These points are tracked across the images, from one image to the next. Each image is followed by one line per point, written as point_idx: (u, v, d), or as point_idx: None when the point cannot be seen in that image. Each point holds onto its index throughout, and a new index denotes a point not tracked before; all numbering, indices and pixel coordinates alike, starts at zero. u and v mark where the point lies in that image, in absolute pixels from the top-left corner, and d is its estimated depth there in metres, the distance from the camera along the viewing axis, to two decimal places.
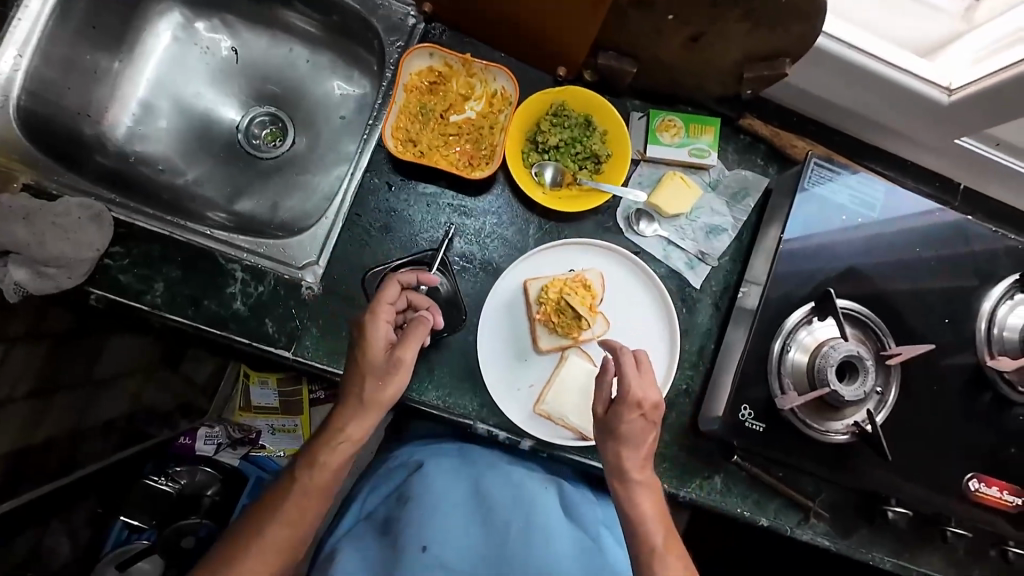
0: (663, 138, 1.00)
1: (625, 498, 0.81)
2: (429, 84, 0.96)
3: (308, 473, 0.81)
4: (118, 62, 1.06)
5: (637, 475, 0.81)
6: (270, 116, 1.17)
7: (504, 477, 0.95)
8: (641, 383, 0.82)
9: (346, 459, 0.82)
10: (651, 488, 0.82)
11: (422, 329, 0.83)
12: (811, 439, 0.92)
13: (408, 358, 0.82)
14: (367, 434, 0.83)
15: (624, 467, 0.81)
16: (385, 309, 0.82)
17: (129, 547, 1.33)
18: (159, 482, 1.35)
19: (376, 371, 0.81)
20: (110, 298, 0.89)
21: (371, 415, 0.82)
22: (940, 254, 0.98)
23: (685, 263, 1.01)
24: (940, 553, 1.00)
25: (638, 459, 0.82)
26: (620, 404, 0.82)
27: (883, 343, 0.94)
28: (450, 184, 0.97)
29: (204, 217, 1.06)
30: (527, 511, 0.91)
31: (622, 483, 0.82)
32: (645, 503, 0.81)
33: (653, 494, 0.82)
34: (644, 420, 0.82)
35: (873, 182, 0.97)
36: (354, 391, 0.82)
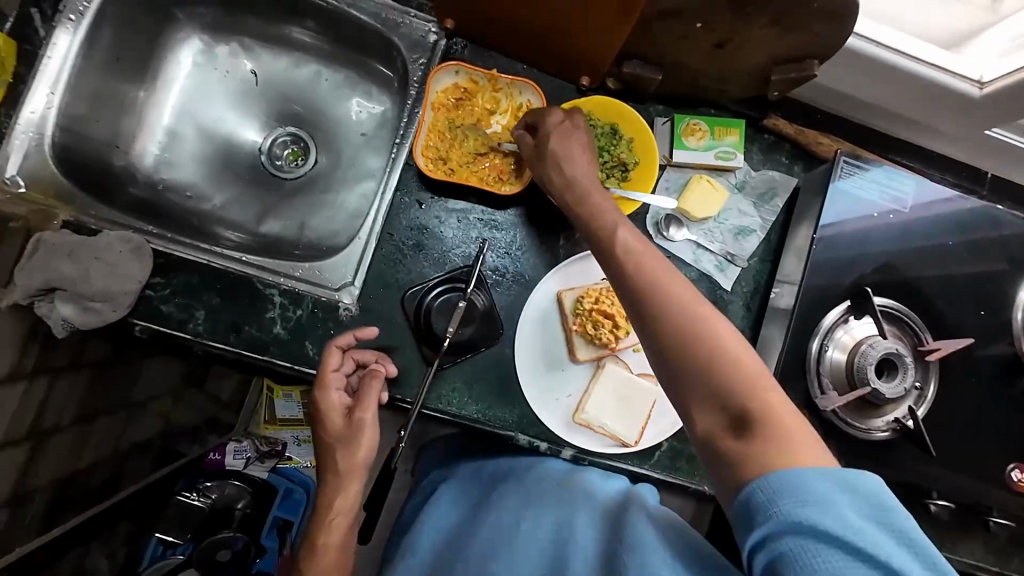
0: (688, 143, 1.00)
1: (591, 226, 0.75)
2: (455, 100, 0.96)
3: (312, 561, 0.81)
4: (143, 92, 1.07)
5: (653, 265, 0.66)
6: (292, 136, 1.18)
7: (512, 481, 0.87)
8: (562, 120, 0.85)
9: (346, 532, 0.83)
10: (623, 221, 0.73)
11: (376, 383, 0.85)
12: (852, 437, 0.93)
13: (368, 416, 0.83)
14: (355, 502, 0.84)
15: (571, 186, 0.80)
16: (332, 377, 0.84)
17: (165, 562, 1.35)
18: (191, 498, 1.42)
19: (340, 439, 0.83)
20: (154, 329, 0.90)
21: (353, 482, 0.83)
22: (973, 246, 0.97)
23: (715, 265, 1.01)
24: (983, 543, 1.00)
25: (584, 167, 0.81)
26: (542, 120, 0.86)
27: (920, 338, 0.94)
28: (479, 199, 0.97)
29: (218, 237, 1.07)
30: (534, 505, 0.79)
31: (577, 195, 0.80)
32: (624, 234, 0.71)
33: (624, 223, 0.73)
34: (581, 143, 0.83)
35: (903, 177, 0.96)
36: (330, 464, 0.84)
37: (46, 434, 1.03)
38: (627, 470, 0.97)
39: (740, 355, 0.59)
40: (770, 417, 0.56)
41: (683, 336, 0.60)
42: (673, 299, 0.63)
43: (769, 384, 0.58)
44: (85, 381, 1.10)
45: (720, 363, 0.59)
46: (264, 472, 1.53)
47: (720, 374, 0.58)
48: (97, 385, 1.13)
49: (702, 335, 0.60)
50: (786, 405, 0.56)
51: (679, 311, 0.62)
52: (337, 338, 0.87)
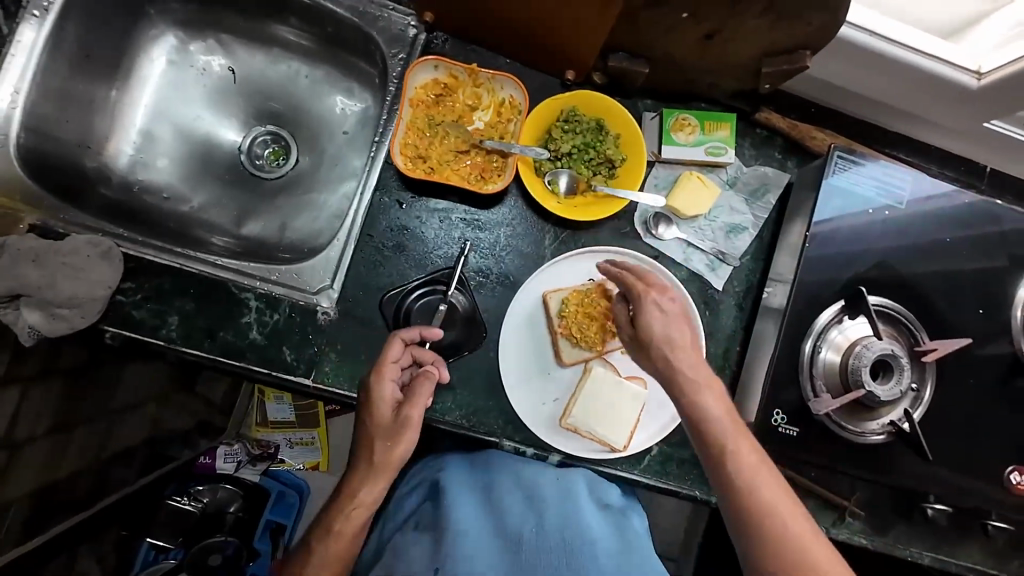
0: (677, 138, 0.96)
1: (697, 406, 0.73)
2: (435, 96, 0.93)
3: (324, 543, 0.78)
4: (114, 91, 1.04)
5: (736, 446, 0.70)
6: (272, 135, 1.15)
7: (514, 478, 0.88)
8: (653, 291, 0.80)
9: (363, 524, 0.80)
10: (715, 388, 0.74)
11: (429, 384, 0.82)
12: (846, 441, 0.90)
13: (415, 415, 0.80)
14: (380, 498, 0.80)
15: (672, 366, 0.75)
16: (389, 367, 0.82)
17: (159, 566, 1.33)
18: (182, 502, 1.37)
19: (384, 432, 0.80)
20: (125, 335, 0.87)
21: (383, 478, 0.79)
22: (972, 243, 0.94)
23: (706, 265, 0.98)
24: (981, 546, 0.98)
25: (687, 354, 0.75)
26: (638, 304, 0.79)
27: (916, 338, 0.91)
28: (461, 198, 0.94)
29: (209, 244, 1.04)
30: (541, 505, 0.83)
31: (692, 377, 0.74)
32: (714, 405, 0.73)
33: (720, 394, 0.74)
34: (678, 320, 0.78)
35: (899, 172, 0.93)
36: (365, 454, 0.80)
37: (20, 444, 1.01)
38: (615, 476, 0.94)
39: (818, 543, 0.66)
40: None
41: (771, 546, 0.65)
42: (768, 514, 0.67)
43: (839, 562, 0.65)
44: (60, 388, 1.08)
45: (800, 559, 0.64)
46: (258, 475, 1.50)
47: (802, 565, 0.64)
48: (73, 393, 1.11)
49: (778, 521, 0.66)
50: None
51: (763, 501, 0.67)
52: (404, 330, 0.85)
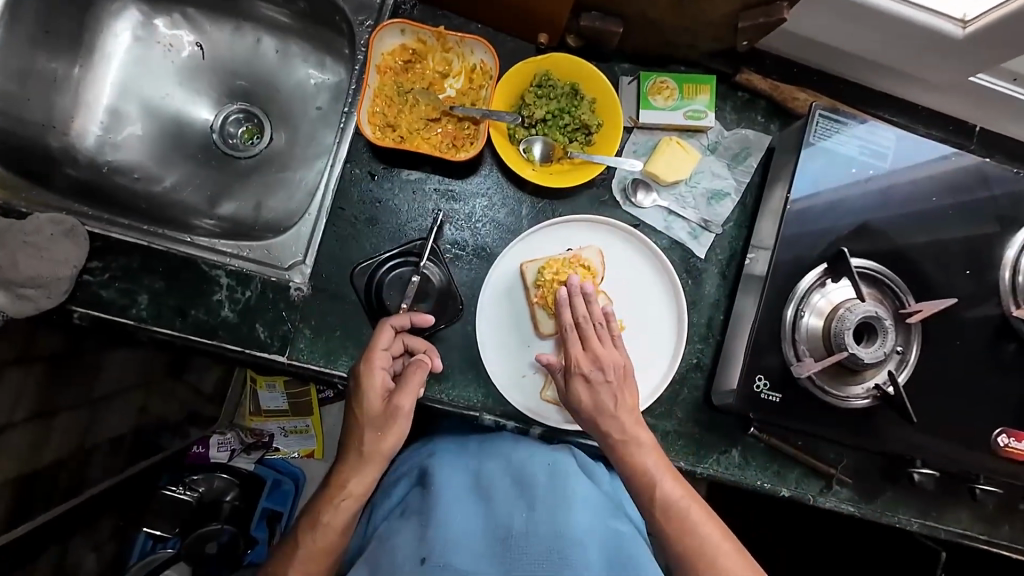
0: (656, 102, 0.94)
1: (631, 465, 0.79)
2: (403, 63, 0.91)
3: (311, 536, 0.78)
4: (77, 68, 1.01)
5: (671, 502, 0.77)
6: (244, 113, 1.12)
7: (504, 463, 0.87)
8: (587, 353, 0.83)
9: (351, 517, 0.80)
10: (648, 444, 0.81)
11: (420, 374, 0.81)
12: (831, 406, 0.89)
13: (406, 406, 0.80)
14: (369, 489, 0.81)
15: (603, 431, 0.81)
16: (379, 356, 0.81)
17: (155, 556, 1.35)
18: (176, 491, 1.38)
19: (374, 422, 0.80)
20: (94, 315, 0.86)
21: (372, 467, 0.80)
22: (960, 203, 0.92)
23: (688, 233, 0.96)
24: (970, 511, 0.98)
25: (618, 419, 0.81)
26: (569, 372, 0.83)
27: (901, 301, 0.89)
28: (435, 168, 0.92)
29: (194, 227, 1.01)
30: (531, 491, 0.81)
31: (623, 440, 0.80)
32: (647, 461, 0.79)
33: (653, 451, 0.80)
34: (611, 387, 0.82)
35: (883, 131, 0.91)
36: (355, 443, 0.81)
37: None
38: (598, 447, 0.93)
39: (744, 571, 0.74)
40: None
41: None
42: (697, 553, 0.74)
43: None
44: (38, 375, 1.06)
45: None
46: (252, 464, 1.48)
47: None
48: (52, 380, 1.09)
49: (707, 558, 0.74)
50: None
51: (695, 543, 0.75)
52: (393, 317, 0.83)
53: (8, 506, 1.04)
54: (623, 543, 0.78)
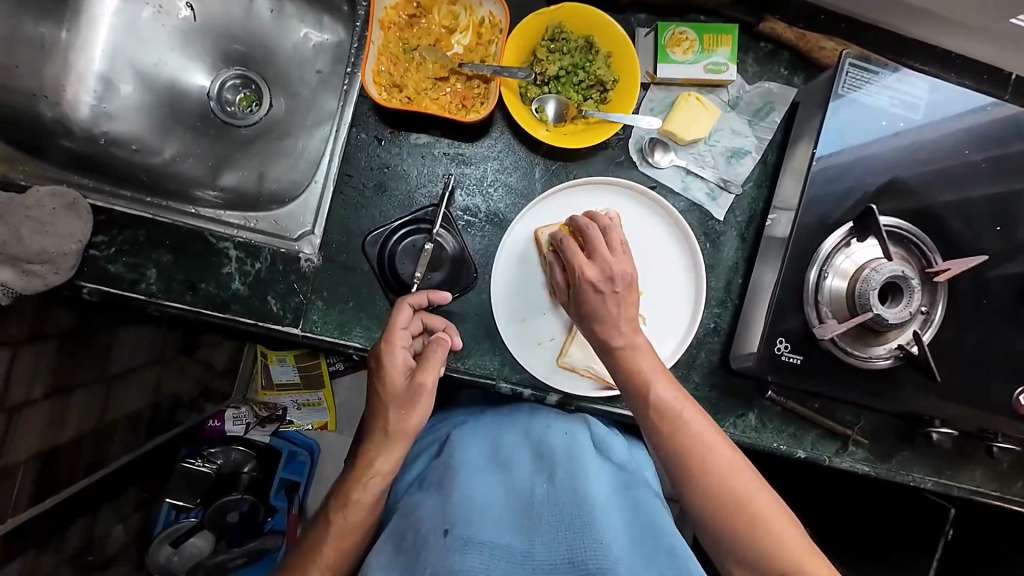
0: (674, 55, 0.89)
1: (629, 368, 0.78)
2: (407, 18, 0.86)
3: (341, 514, 0.78)
4: (65, 32, 0.96)
5: (679, 413, 0.75)
6: (241, 79, 1.08)
7: (522, 435, 0.86)
8: (593, 263, 0.78)
9: (380, 494, 0.79)
10: (648, 349, 0.79)
11: (441, 352, 0.81)
12: (852, 368, 0.87)
13: (429, 383, 0.79)
14: (395, 467, 0.80)
15: (604, 338, 0.79)
16: (399, 335, 0.79)
17: (179, 526, 1.36)
18: (195, 464, 1.38)
19: (397, 401, 0.79)
20: (104, 291, 0.84)
21: (397, 446, 0.80)
22: (992, 154, 0.88)
23: (707, 194, 0.93)
24: (983, 468, 0.99)
25: (620, 326, 0.78)
26: (574, 284, 0.79)
27: (928, 260, 0.87)
28: (444, 131, 0.89)
29: (195, 199, 0.99)
30: (551, 462, 0.78)
31: (623, 345, 0.78)
32: (643, 362, 0.78)
33: (651, 354, 0.79)
34: (617, 295, 0.78)
35: (915, 79, 0.86)
36: (380, 424, 0.80)
37: (16, 408, 1.00)
38: (613, 412, 0.93)
39: (741, 476, 0.72)
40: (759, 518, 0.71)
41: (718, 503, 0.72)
42: (700, 462, 0.73)
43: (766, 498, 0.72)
44: (53, 352, 1.05)
45: (722, 488, 0.72)
46: (267, 436, 1.49)
47: (724, 491, 0.72)
48: (66, 356, 1.08)
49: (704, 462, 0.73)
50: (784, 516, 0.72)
51: (687, 439, 0.74)
52: (410, 295, 0.82)
53: (34, 480, 1.06)
54: (648, 513, 0.73)
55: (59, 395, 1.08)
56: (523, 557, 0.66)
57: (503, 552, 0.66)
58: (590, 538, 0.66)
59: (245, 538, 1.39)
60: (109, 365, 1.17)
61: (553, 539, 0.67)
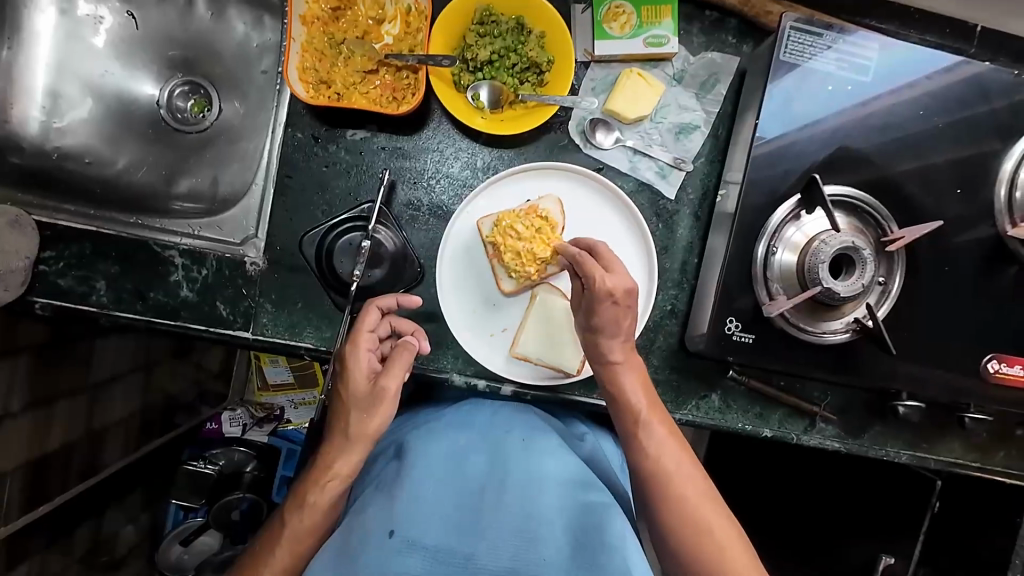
0: (611, 31, 0.85)
1: (613, 383, 0.79)
2: (332, 11, 0.85)
3: (297, 517, 0.77)
4: (7, 49, 0.94)
5: (658, 444, 0.76)
6: (190, 85, 1.07)
7: (483, 432, 0.83)
8: (612, 277, 0.77)
9: (337, 497, 0.79)
10: (634, 366, 0.80)
11: (407, 356, 0.79)
12: (808, 344, 0.85)
13: (392, 387, 0.78)
14: (357, 469, 0.79)
15: (602, 350, 0.80)
16: (365, 337, 0.80)
17: (187, 525, 1.38)
18: (198, 465, 1.37)
19: (360, 403, 0.78)
20: (55, 305, 0.87)
21: (359, 449, 0.78)
22: (951, 114, 0.83)
23: (656, 172, 0.90)
24: (959, 439, 0.96)
25: (620, 342, 0.79)
26: (592, 295, 0.77)
27: (883, 229, 0.84)
28: (381, 126, 0.87)
29: (171, 210, 0.99)
30: (504, 469, 0.77)
31: (618, 360, 0.79)
32: (627, 378, 0.79)
33: (637, 371, 0.80)
34: (627, 310, 0.78)
35: (864, 40, 0.82)
36: (341, 426, 0.79)
37: None
38: (580, 401, 0.92)
39: (706, 507, 0.73)
40: (711, 537, 0.72)
41: (692, 548, 0.72)
42: (676, 503, 0.73)
43: (720, 516, 0.73)
44: (28, 366, 1.04)
45: (699, 534, 0.72)
46: (265, 436, 1.46)
47: (698, 535, 0.72)
48: (43, 369, 1.07)
49: (673, 489, 0.74)
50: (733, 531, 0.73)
51: (664, 473, 0.74)
52: (380, 298, 0.83)
53: (22, 490, 1.07)
54: (596, 516, 0.72)
55: (41, 406, 1.08)
56: (465, 560, 0.67)
57: (446, 556, 0.67)
58: (530, 548, 0.68)
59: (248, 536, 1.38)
60: (90, 375, 1.17)
61: (496, 546, 0.68)
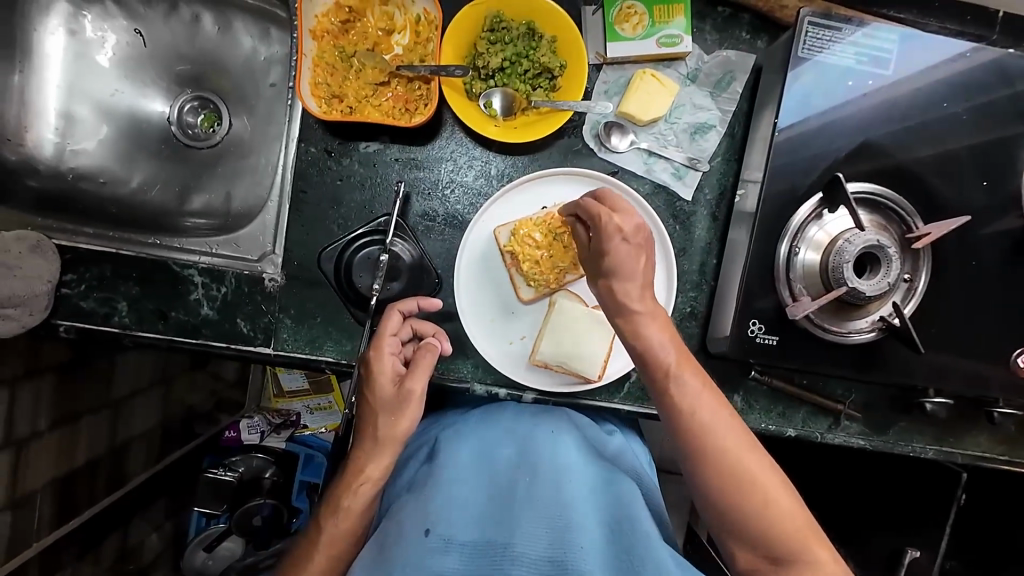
0: (623, 32, 0.84)
1: (637, 343, 0.71)
2: (341, 23, 0.84)
3: (332, 522, 0.77)
4: (19, 73, 0.95)
5: (696, 402, 0.68)
6: (199, 100, 1.07)
7: (508, 431, 0.84)
8: (618, 216, 0.72)
9: (371, 500, 0.78)
10: (658, 318, 0.71)
11: (430, 357, 0.79)
12: (833, 343, 0.84)
13: (417, 388, 0.78)
14: (386, 473, 0.79)
15: (621, 300, 0.72)
16: (388, 341, 0.80)
17: (209, 532, 1.39)
18: (217, 473, 1.37)
19: (387, 407, 0.78)
20: (79, 327, 0.87)
21: (388, 452, 0.78)
22: (975, 103, 0.81)
23: (672, 173, 0.89)
24: (987, 433, 0.95)
25: (639, 286, 0.71)
26: (600, 238, 0.73)
27: (909, 225, 0.82)
28: (393, 137, 0.87)
29: (184, 228, 0.99)
30: (533, 462, 0.77)
31: (642, 311, 0.71)
32: (653, 331, 0.70)
33: (664, 326, 0.71)
34: (638, 249, 0.72)
35: (884, 31, 0.80)
36: (369, 430, 0.79)
37: (24, 440, 1.02)
38: (600, 404, 0.92)
39: (754, 462, 0.67)
40: (760, 494, 0.66)
41: (739, 509, 0.66)
42: (719, 464, 0.66)
43: (766, 469, 0.67)
44: (51, 387, 1.06)
45: (748, 494, 0.65)
46: (283, 442, 1.47)
47: (747, 495, 0.65)
48: (66, 388, 1.09)
49: (714, 449, 0.67)
50: (779, 486, 0.66)
51: (705, 438, 0.67)
52: (401, 301, 0.83)
53: (52, 506, 1.09)
54: (629, 511, 0.72)
55: (66, 424, 1.09)
56: (501, 553, 0.65)
57: (483, 549, 0.65)
58: (567, 537, 0.66)
59: (272, 539, 1.38)
60: (111, 392, 1.18)
61: (533, 537, 0.66)
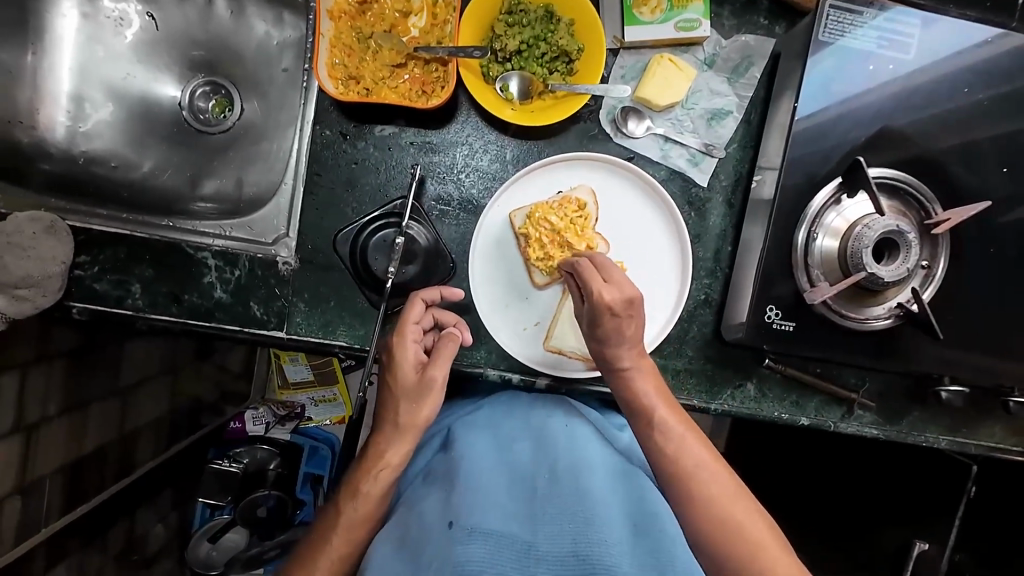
0: (641, 16, 0.84)
1: (621, 384, 0.76)
2: (359, 4, 0.84)
3: (351, 506, 0.77)
4: (31, 55, 0.95)
5: (667, 422, 0.74)
6: (211, 85, 1.07)
7: (522, 423, 0.85)
8: (609, 288, 0.73)
9: (389, 485, 0.78)
10: (647, 367, 0.77)
11: (452, 347, 0.79)
12: (849, 330, 0.84)
13: (440, 377, 0.77)
14: (406, 459, 0.79)
15: (611, 361, 0.77)
16: (411, 329, 0.79)
17: (214, 523, 1.39)
18: (223, 464, 1.37)
19: (408, 394, 0.78)
20: (93, 309, 0.87)
21: (409, 439, 0.78)
22: (996, 90, 0.81)
23: (688, 160, 0.89)
24: (1002, 423, 0.95)
25: (628, 350, 0.76)
26: (594, 311, 0.74)
27: (927, 211, 0.82)
28: (408, 120, 0.87)
29: (194, 212, 0.99)
30: (553, 457, 0.78)
31: (629, 367, 0.76)
32: (645, 384, 0.76)
33: (649, 372, 0.77)
34: (630, 319, 0.74)
35: (903, 17, 0.80)
36: (390, 416, 0.79)
37: (34, 426, 1.01)
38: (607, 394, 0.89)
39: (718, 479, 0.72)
40: (721, 508, 0.70)
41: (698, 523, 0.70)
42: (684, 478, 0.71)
43: (757, 520, 0.70)
44: (61, 372, 1.05)
45: (709, 511, 0.70)
46: (287, 434, 1.46)
47: (706, 510, 0.70)
48: (75, 375, 1.08)
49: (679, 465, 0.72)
50: (741, 501, 0.71)
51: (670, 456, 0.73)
52: (424, 290, 0.82)
53: (61, 492, 1.09)
54: (648, 509, 0.75)
55: (75, 411, 1.09)
56: (528, 548, 0.64)
57: (511, 542, 0.64)
58: (594, 531, 0.66)
59: (277, 532, 1.38)
60: (120, 378, 1.18)
61: (561, 531, 0.66)
